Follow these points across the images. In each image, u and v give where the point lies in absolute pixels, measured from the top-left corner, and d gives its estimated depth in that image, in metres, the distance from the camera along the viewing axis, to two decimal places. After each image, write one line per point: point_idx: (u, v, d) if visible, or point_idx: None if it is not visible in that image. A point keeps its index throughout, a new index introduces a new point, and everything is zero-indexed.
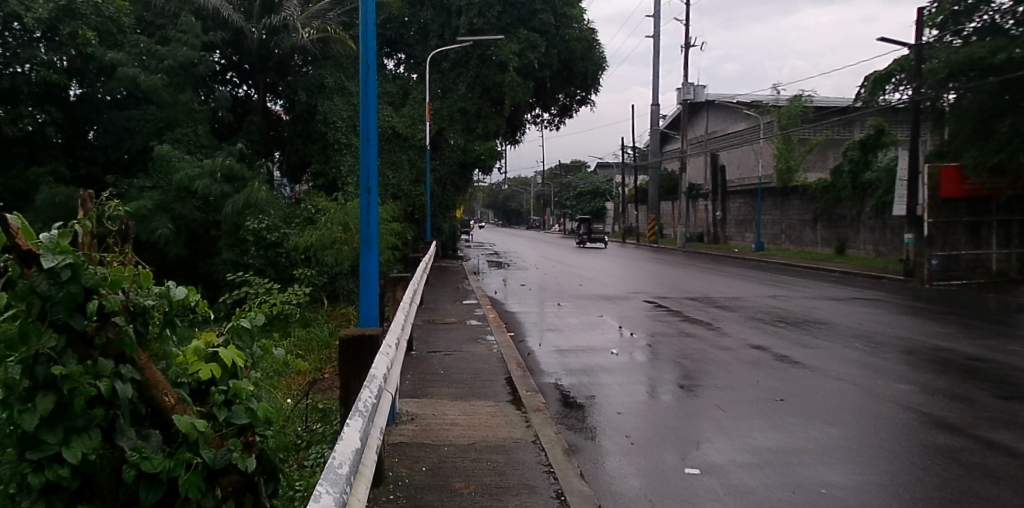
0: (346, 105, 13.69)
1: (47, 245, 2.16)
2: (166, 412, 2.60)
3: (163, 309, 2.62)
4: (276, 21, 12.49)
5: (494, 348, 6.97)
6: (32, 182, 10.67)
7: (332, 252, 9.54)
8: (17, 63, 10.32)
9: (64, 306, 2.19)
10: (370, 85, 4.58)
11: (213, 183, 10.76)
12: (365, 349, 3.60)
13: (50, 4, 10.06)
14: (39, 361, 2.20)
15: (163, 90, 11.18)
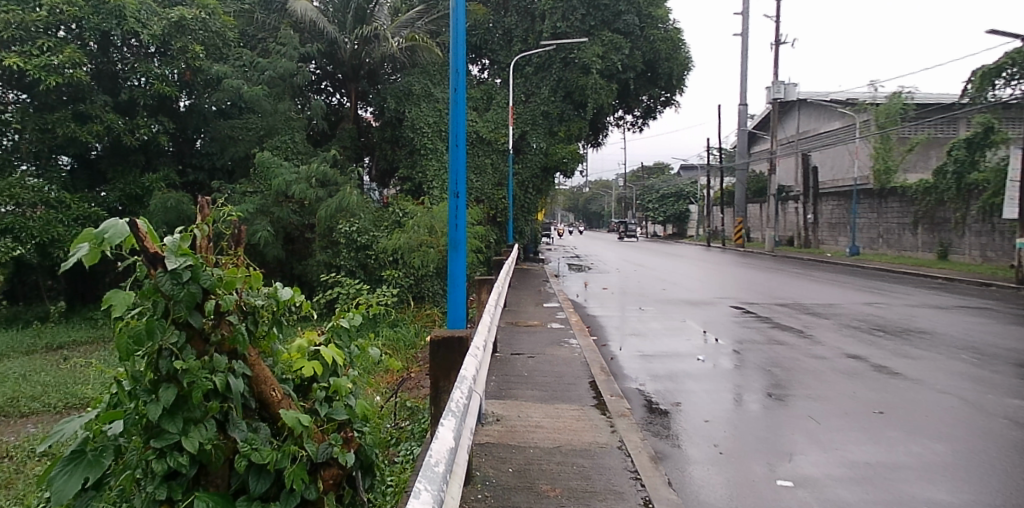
0: (432, 111, 13.99)
1: (171, 248, 2.37)
2: (273, 406, 2.76)
3: (271, 309, 2.81)
4: (367, 31, 12.90)
5: (577, 351, 6.95)
6: (147, 188, 11.05)
7: (419, 253, 10.01)
8: (134, 76, 10.70)
9: (185, 304, 2.36)
10: (460, 91, 4.71)
11: (309, 188, 11.21)
12: (455, 350, 3.71)
13: (163, 20, 10.75)
14: (162, 355, 2.40)
15: (264, 100, 11.80)
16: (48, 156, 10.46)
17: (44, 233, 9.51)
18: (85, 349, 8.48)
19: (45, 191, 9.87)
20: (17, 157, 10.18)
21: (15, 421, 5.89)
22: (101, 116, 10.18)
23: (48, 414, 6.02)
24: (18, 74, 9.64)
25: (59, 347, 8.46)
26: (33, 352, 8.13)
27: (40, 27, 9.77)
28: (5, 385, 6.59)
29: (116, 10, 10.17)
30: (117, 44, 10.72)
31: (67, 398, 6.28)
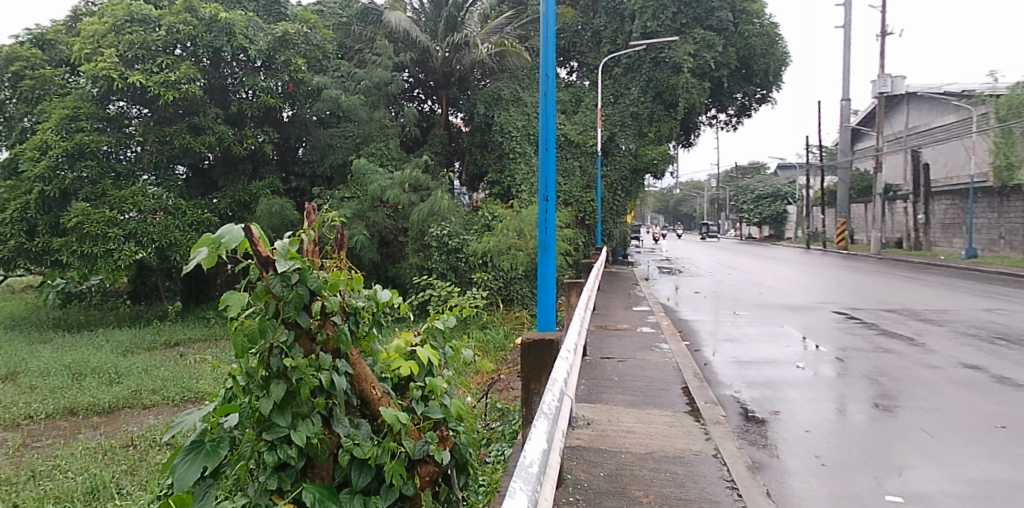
0: (521, 115, 14.09)
1: (281, 252, 2.55)
2: (373, 403, 2.90)
3: (371, 310, 2.94)
4: (458, 38, 13.17)
5: (669, 356, 6.83)
6: (254, 195, 11.56)
7: (508, 256, 10.10)
8: (243, 90, 11.33)
9: (294, 304, 2.54)
10: (550, 95, 4.75)
11: (402, 192, 11.49)
12: (545, 352, 3.74)
13: (268, 36, 11.43)
14: (273, 353, 2.57)
15: (360, 108, 12.25)
16: (167, 167, 11.17)
17: (162, 238, 10.23)
18: (199, 346, 9.06)
19: (164, 198, 10.60)
20: (140, 168, 10.97)
21: (139, 412, 6.37)
22: (213, 128, 10.87)
23: (167, 406, 6.49)
24: (140, 90, 10.41)
25: (175, 344, 9.09)
26: (154, 348, 8.79)
27: (159, 46, 10.54)
28: (129, 378, 7.14)
29: (226, 28, 10.86)
30: (227, 60, 11.33)
31: (183, 393, 6.73)
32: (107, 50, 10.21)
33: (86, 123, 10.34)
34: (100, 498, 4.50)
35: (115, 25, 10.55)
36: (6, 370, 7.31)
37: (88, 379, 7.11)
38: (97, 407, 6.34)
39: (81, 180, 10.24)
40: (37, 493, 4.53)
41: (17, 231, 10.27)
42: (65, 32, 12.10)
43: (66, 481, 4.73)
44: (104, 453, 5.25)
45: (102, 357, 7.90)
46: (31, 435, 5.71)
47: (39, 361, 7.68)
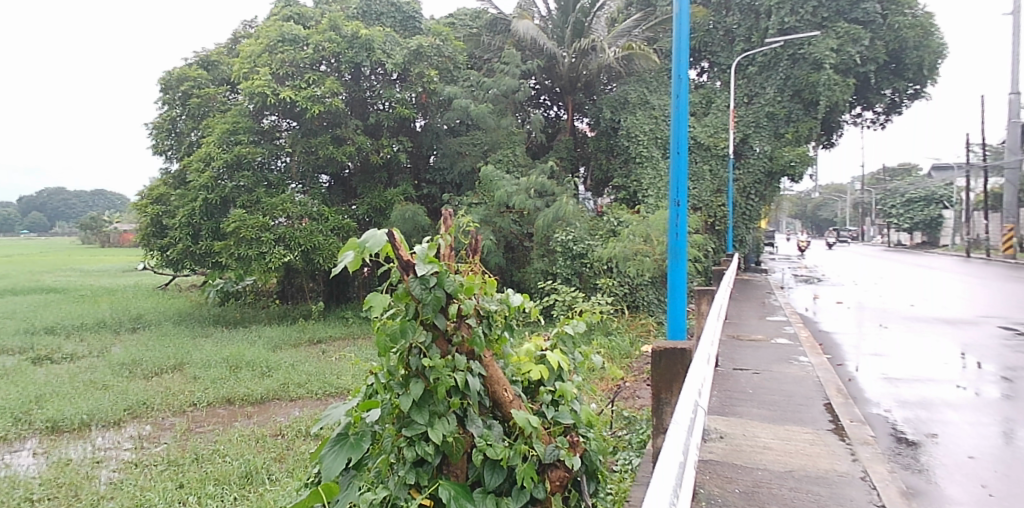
0: (649, 119, 13.80)
1: (420, 256, 2.73)
2: (505, 405, 2.98)
3: (504, 313, 3.03)
4: (585, 43, 13.15)
5: (809, 370, 6.43)
6: (389, 201, 12.04)
7: (634, 262, 9.92)
8: (381, 101, 11.96)
9: (432, 306, 2.69)
10: (682, 96, 4.63)
11: (528, 198, 11.39)
12: (677, 360, 3.65)
13: (404, 50, 11.95)
14: (413, 353, 2.73)
15: (489, 116, 12.38)
16: (312, 176, 11.95)
17: (307, 242, 10.94)
18: (338, 344, 9.63)
19: (309, 205, 11.35)
20: (289, 177, 11.83)
21: (286, 404, 6.86)
22: (353, 138, 11.51)
23: (311, 400, 6.94)
24: (290, 104, 11.23)
25: (318, 341, 9.72)
26: (299, 345, 9.43)
27: (306, 63, 11.33)
28: (278, 372, 7.71)
29: (366, 44, 11.48)
30: (367, 74, 11.96)
31: (325, 387, 7.17)
32: (262, 69, 11.09)
33: (244, 136, 11.29)
34: (252, 482, 4.90)
35: (269, 45, 11.46)
36: (175, 360, 8.11)
37: (243, 371, 7.75)
38: (250, 397, 6.88)
39: (238, 189, 11.19)
40: (200, 474, 4.99)
41: (184, 234, 11.38)
42: (226, 53, 13.30)
43: (224, 464, 5.17)
44: (257, 441, 5.68)
45: (255, 351, 8.58)
46: (196, 421, 6.30)
47: (202, 353, 8.46)
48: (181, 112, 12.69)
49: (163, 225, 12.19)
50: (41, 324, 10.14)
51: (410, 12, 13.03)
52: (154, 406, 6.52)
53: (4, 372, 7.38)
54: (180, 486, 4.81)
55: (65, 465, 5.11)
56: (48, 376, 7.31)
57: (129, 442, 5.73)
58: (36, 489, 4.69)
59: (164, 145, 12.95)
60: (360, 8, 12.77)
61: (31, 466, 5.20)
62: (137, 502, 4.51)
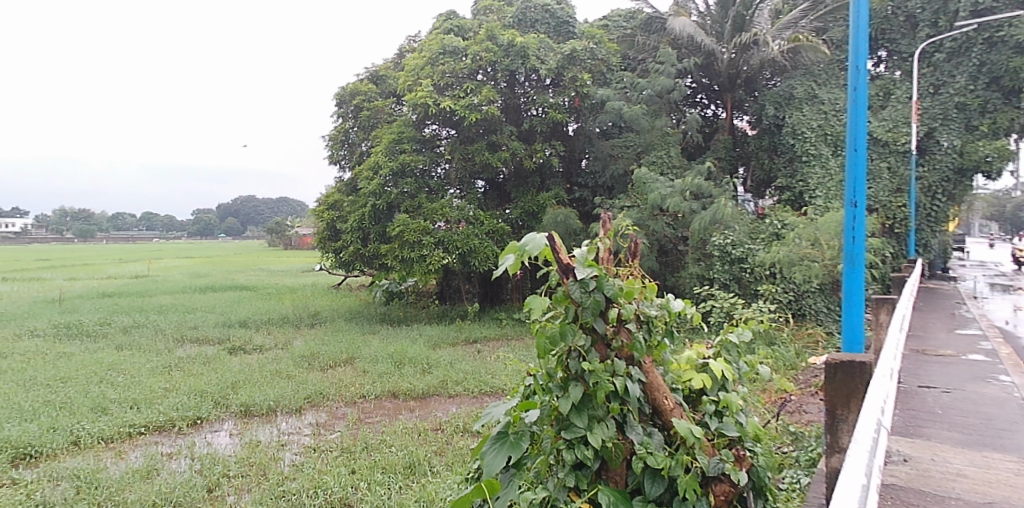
0: (816, 114, 12.76)
1: (580, 259, 2.76)
2: (666, 413, 2.92)
3: (664, 319, 2.98)
4: (746, 38, 12.51)
5: (1012, 391, 5.67)
6: (541, 205, 12.08)
7: (801, 268, 9.29)
8: (534, 107, 12.14)
9: (592, 310, 2.72)
10: (860, 89, 4.27)
11: (683, 201, 10.92)
12: (853, 375, 3.37)
13: (558, 55, 12.03)
14: (572, 356, 2.75)
15: (642, 118, 11.80)
16: (469, 182, 12.37)
17: (465, 245, 11.32)
18: (493, 344, 9.90)
19: (466, 210, 11.76)
20: (448, 183, 12.33)
21: (445, 400, 7.17)
22: (508, 144, 11.80)
23: (468, 397, 7.20)
24: (449, 113, 11.74)
25: (474, 341, 10.06)
26: (456, 344, 9.81)
27: (465, 73, 11.81)
28: (437, 369, 8.07)
29: (521, 51, 11.72)
30: (521, 80, 12.24)
31: (481, 386, 7.39)
32: (425, 81, 11.71)
33: (408, 145, 11.97)
34: (416, 473, 5.16)
35: (431, 58, 12.07)
36: (347, 354, 8.75)
37: (406, 367, 8.18)
38: (413, 392, 7.25)
39: (402, 195, 11.86)
40: (369, 461, 5.33)
41: (355, 238, 12.25)
42: (393, 68, 14.16)
43: (391, 454, 5.49)
44: (419, 434, 5.98)
45: (416, 349, 9.04)
46: (364, 412, 6.75)
47: (370, 349, 9.05)
48: (353, 124, 13.71)
49: (336, 229, 13.20)
50: (235, 318, 11.37)
51: (564, 17, 13.12)
52: (329, 396, 7.07)
53: (207, 360, 8.35)
54: (352, 471, 5.17)
55: (256, 446, 5.68)
56: (242, 365, 8.16)
57: (308, 428, 6.26)
58: (233, 465, 5.25)
59: (338, 156, 14.02)
60: (516, 16, 13.05)
61: (229, 445, 5.82)
62: (316, 484, 4.89)
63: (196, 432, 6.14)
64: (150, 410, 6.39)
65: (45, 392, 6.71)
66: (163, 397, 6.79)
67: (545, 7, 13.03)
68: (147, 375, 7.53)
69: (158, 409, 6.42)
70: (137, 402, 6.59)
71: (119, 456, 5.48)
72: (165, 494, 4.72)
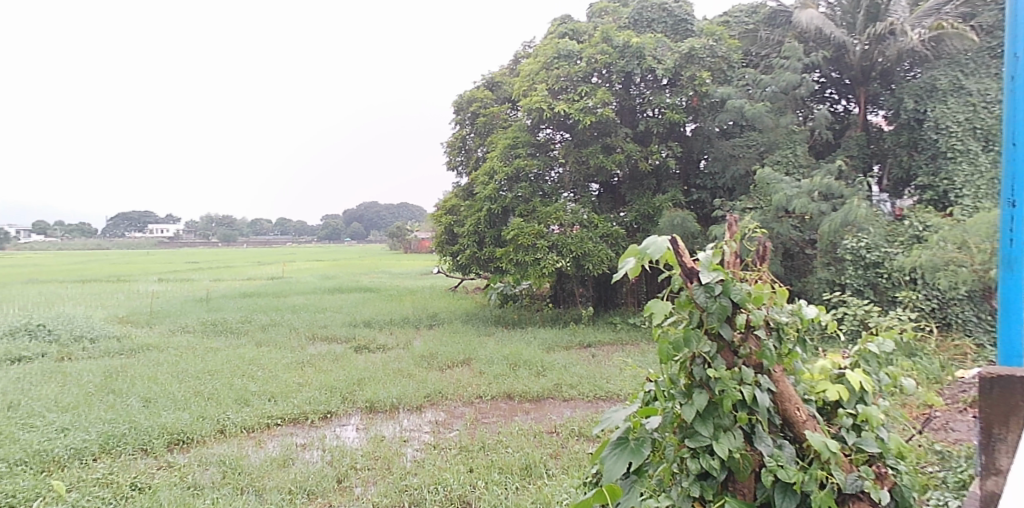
0: (963, 107, 11.45)
1: (705, 263, 2.75)
2: (798, 425, 2.86)
3: (796, 326, 2.91)
4: (880, 28, 11.93)
5: None
6: (657, 208, 11.83)
7: (946, 273, 8.54)
8: (650, 108, 11.92)
9: (718, 315, 2.68)
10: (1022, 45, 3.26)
11: (811, 202, 10.34)
12: (1013, 391, 3.05)
13: (675, 54, 11.76)
14: (697, 363, 2.74)
15: (766, 116, 11.30)
16: (583, 185, 12.31)
17: (578, 248, 11.28)
18: (607, 349, 9.81)
19: (580, 214, 11.72)
20: (562, 186, 12.33)
21: (560, 403, 7.19)
22: (623, 147, 11.68)
23: (583, 401, 7.18)
24: (563, 117, 11.77)
25: (588, 345, 10.01)
26: (570, 348, 9.81)
27: (580, 76, 11.79)
28: (552, 372, 8.10)
29: (637, 52, 11.54)
30: (637, 81, 12.06)
31: (595, 390, 7.35)
32: (540, 86, 11.82)
33: (522, 150, 12.11)
34: (532, 475, 5.21)
35: (546, 62, 12.15)
36: (464, 355, 8.97)
37: (522, 369, 8.27)
38: (528, 394, 7.32)
39: (517, 199, 12.03)
40: (486, 461, 5.43)
41: (471, 242, 12.53)
42: (508, 74, 14.37)
43: (508, 455, 5.56)
44: (534, 436, 6.02)
45: (531, 351, 9.11)
46: (481, 412, 6.88)
47: (486, 350, 9.22)
48: (470, 130, 14.05)
49: (454, 233, 13.57)
50: (360, 318, 11.93)
51: (682, 15, 12.78)
52: (447, 395, 7.27)
53: (335, 357, 8.82)
54: (470, 470, 5.29)
55: (380, 441, 5.93)
56: (367, 363, 8.57)
57: (428, 426, 6.47)
58: (361, 458, 5.52)
59: (456, 161, 14.40)
60: (632, 16, 12.94)
61: (356, 439, 6.12)
62: (437, 480, 5.05)
63: (326, 425, 6.51)
64: (285, 403, 6.83)
65: (195, 384, 7.34)
66: (297, 391, 7.24)
67: (662, 6, 12.78)
68: (282, 370, 8.07)
69: (292, 403, 6.85)
70: (274, 395, 7.07)
71: (258, 445, 5.89)
72: (300, 483, 5.04)
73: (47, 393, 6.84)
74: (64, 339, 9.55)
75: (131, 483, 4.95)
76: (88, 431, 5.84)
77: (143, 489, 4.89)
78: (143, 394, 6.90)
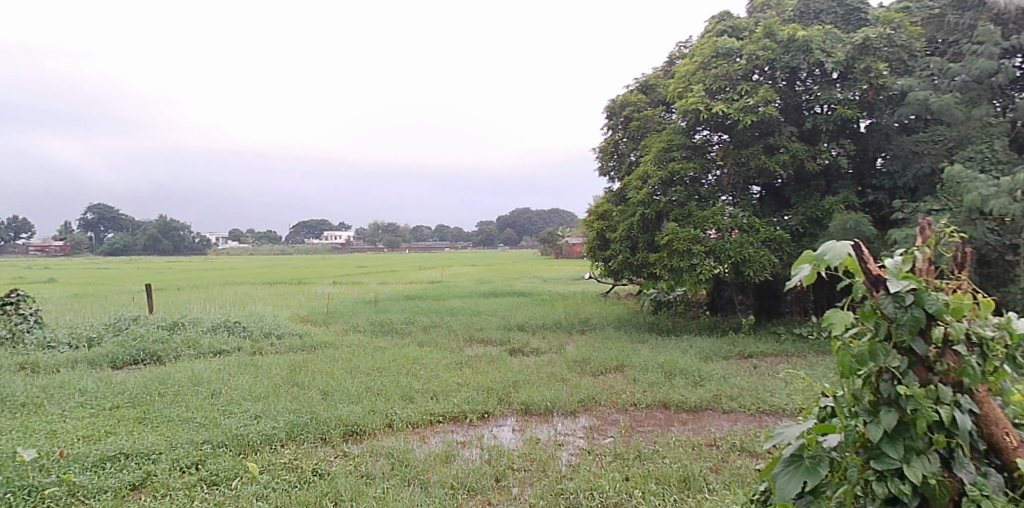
0: None
1: (892, 271, 2.64)
2: (1006, 452, 2.70)
3: (1006, 342, 2.65)
4: None
5: None
6: (827, 211, 11.03)
7: None
8: (819, 105, 11.19)
9: (909, 327, 2.57)
10: None
11: (1013, 202, 8.98)
12: None
13: (848, 45, 10.96)
14: (884, 379, 2.65)
15: (956, 108, 10.20)
16: (743, 187, 11.78)
17: (738, 254, 10.78)
18: (771, 360, 9.31)
19: (740, 217, 11.20)
20: (719, 190, 11.87)
21: (719, 416, 6.91)
22: (787, 146, 11.03)
23: (744, 414, 6.87)
24: (722, 117, 11.36)
25: (749, 355, 9.55)
26: (730, 358, 9.40)
27: (739, 75, 11.33)
28: (710, 382, 7.81)
29: (803, 45, 10.92)
30: (803, 76, 11.34)
31: (758, 403, 7.00)
32: (696, 87, 11.51)
33: (678, 152, 11.82)
34: (691, 488, 5.06)
35: (703, 62, 11.79)
36: (617, 361, 8.90)
37: (678, 378, 8.06)
38: (685, 404, 7.11)
39: (671, 204, 11.76)
40: (643, 470, 5.34)
41: (624, 247, 12.42)
42: (663, 76, 14.09)
43: (665, 466, 5.43)
44: (692, 448, 5.83)
45: (687, 360, 8.84)
46: (636, 420, 6.79)
47: (640, 357, 9.08)
48: (623, 135, 13.93)
49: (606, 238, 13.52)
50: (514, 321, 12.22)
51: (855, 3, 11.90)
52: (601, 401, 7.24)
53: (491, 359, 9.09)
54: (626, 478, 5.23)
55: (536, 443, 6.02)
56: (522, 366, 8.75)
57: (582, 431, 6.48)
58: (517, 459, 5.63)
59: (608, 167, 14.35)
60: (798, 9, 12.22)
61: (512, 439, 6.27)
62: (592, 486, 5.04)
63: (484, 424, 6.72)
64: (446, 402, 7.14)
65: (366, 380, 7.88)
66: (456, 390, 7.54)
67: None
68: (443, 370, 8.44)
69: (452, 401, 7.15)
70: (436, 393, 7.41)
71: (423, 440, 6.20)
72: (461, 479, 5.24)
73: (242, 383, 7.65)
74: (256, 335, 10.65)
75: (313, 469, 5.40)
76: (276, 419, 6.45)
77: (323, 475, 5.31)
78: (321, 387, 7.53)
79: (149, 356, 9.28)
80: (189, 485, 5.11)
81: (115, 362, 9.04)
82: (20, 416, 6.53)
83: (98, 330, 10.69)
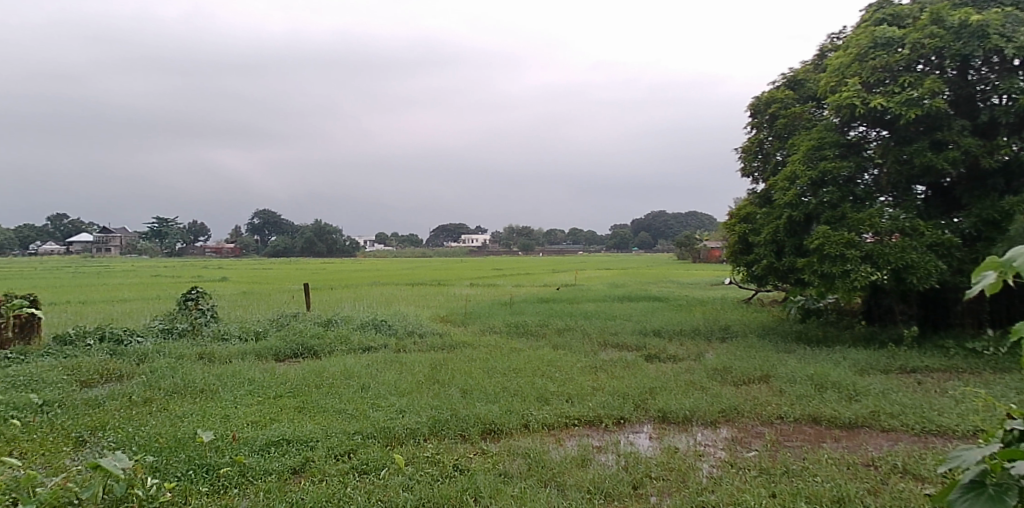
0: None
1: None
2: None
3: None
4: None
5: None
6: (1006, 212, 9.88)
7: None
8: (996, 95, 10.08)
9: None
10: None
11: None
12: None
13: None
14: None
15: None
16: (906, 187, 10.83)
17: (899, 259, 9.93)
18: (938, 376, 8.50)
19: (901, 220, 10.31)
20: (878, 190, 11.00)
21: (878, 434, 6.40)
22: (958, 142, 10.03)
23: (906, 434, 6.32)
24: (880, 112, 10.56)
25: (911, 370, 8.77)
26: (890, 372, 8.68)
27: (901, 66, 10.46)
28: (867, 398, 7.24)
29: (978, 31, 9.90)
30: (977, 65, 10.28)
31: (923, 423, 6.41)
32: (851, 80, 10.76)
33: (830, 151, 11.09)
34: None
35: (858, 53, 11.00)
36: (761, 371, 8.48)
37: (829, 391, 7.55)
38: (838, 420, 6.65)
39: (822, 206, 11.03)
40: (791, 487, 5.05)
41: (769, 251, 11.83)
42: (813, 70, 13.28)
43: (815, 484, 5.11)
44: (847, 467, 5.44)
45: (840, 373, 8.26)
46: (783, 434, 6.43)
47: (787, 368, 8.60)
48: (768, 134, 13.27)
49: (748, 242, 12.94)
50: (650, 326, 11.99)
51: None
52: (744, 412, 6.93)
53: (627, 364, 8.98)
54: (773, 495, 4.97)
55: (674, 452, 5.86)
56: (659, 372, 8.56)
57: (724, 442, 6.23)
58: (655, 467, 5.51)
59: (751, 167, 13.73)
60: None
61: (649, 447, 6.15)
62: (735, 500, 4.86)
63: (621, 430, 6.65)
64: (582, 405, 7.14)
65: (504, 380, 8.04)
66: (592, 394, 7.51)
67: None
68: (578, 373, 8.44)
69: (588, 405, 7.12)
70: (571, 396, 7.43)
71: (558, 442, 6.24)
72: (598, 484, 5.22)
73: (388, 379, 8.07)
74: (400, 333, 11.19)
75: (454, 464, 5.58)
76: (420, 414, 6.74)
77: (464, 471, 5.48)
78: (461, 386, 7.78)
79: (306, 350, 10.01)
80: (342, 472, 5.46)
81: (277, 355, 9.83)
82: (199, 401, 7.28)
83: (263, 325, 11.68)
